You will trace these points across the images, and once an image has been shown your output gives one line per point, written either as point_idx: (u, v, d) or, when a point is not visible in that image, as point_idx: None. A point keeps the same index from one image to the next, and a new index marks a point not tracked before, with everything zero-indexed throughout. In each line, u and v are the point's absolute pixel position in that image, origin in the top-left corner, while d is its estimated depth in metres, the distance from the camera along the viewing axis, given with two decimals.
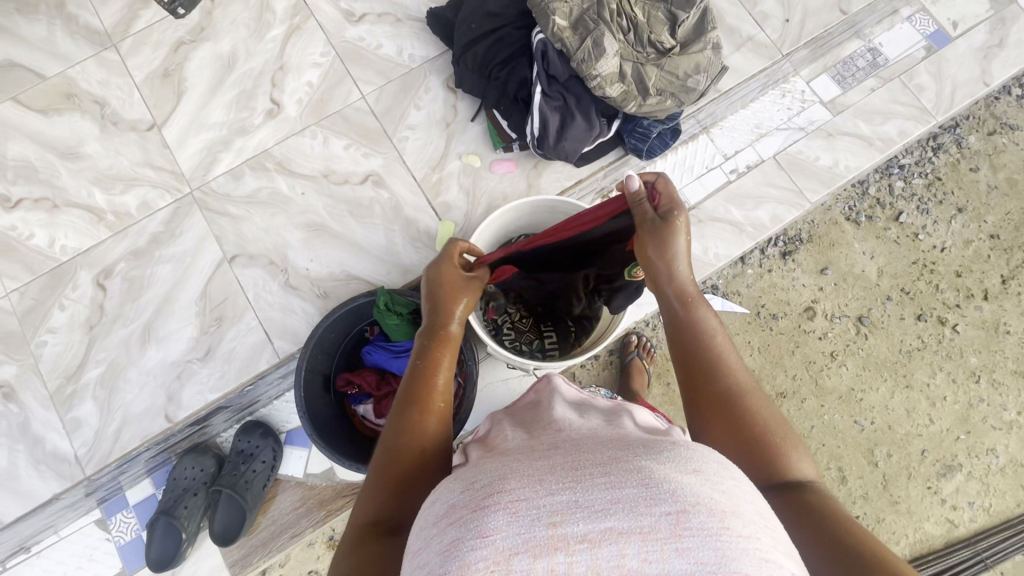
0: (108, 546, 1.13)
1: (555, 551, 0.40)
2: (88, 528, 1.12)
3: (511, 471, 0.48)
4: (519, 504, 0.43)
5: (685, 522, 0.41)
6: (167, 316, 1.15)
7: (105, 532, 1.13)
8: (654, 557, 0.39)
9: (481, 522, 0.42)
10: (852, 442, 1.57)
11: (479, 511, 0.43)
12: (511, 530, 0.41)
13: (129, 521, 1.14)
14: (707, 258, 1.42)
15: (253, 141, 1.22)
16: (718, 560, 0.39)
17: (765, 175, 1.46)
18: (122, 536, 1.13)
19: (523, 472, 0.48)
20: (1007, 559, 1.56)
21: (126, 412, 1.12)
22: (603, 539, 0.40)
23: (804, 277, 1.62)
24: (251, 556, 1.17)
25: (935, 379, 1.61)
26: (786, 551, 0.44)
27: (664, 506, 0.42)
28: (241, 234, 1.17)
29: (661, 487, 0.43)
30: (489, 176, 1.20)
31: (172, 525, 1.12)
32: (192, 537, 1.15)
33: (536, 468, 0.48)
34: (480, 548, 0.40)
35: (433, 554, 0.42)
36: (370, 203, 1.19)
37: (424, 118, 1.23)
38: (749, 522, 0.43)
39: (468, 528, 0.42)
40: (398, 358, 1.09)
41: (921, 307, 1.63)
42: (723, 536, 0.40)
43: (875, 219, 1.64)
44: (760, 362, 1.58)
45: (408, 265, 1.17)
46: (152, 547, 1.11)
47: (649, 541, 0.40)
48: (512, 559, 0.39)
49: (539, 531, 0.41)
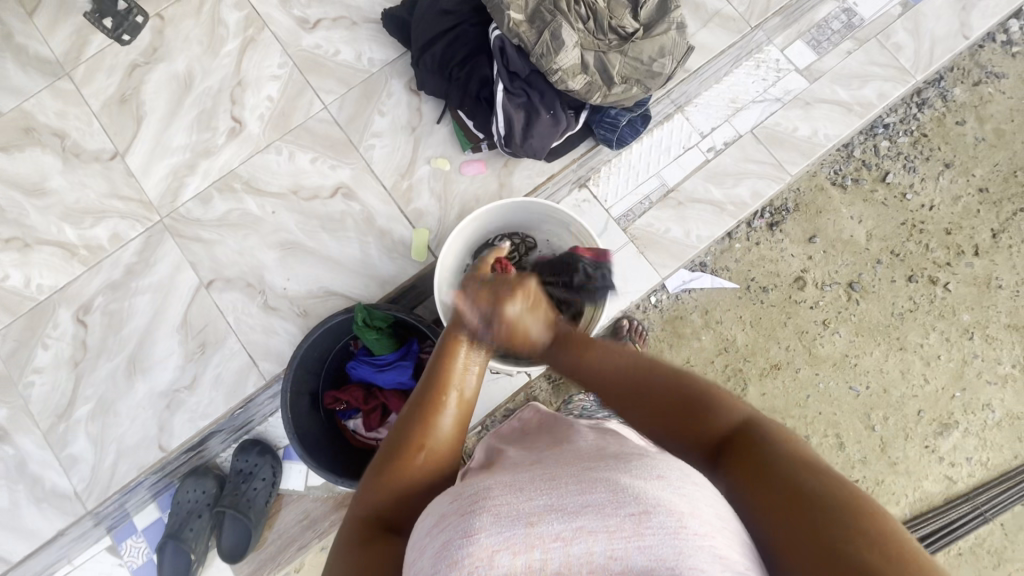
0: (122, 571, 1.16)
1: (532, 548, 0.47)
2: (100, 555, 1.15)
3: (495, 483, 0.56)
4: (502, 507, 0.51)
5: (648, 521, 0.47)
6: (150, 346, 1.15)
7: (117, 558, 1.16)
8: (619, 554, 0.46)
9: (467, 524, 0.49)
10: (848, 407, 1.58)
11: (466, 515, 0.50)
12: (493, 529, 0.48)
13: (140, 545, 1.18)
14: (689, 241, 1.40)
15: (218, 162, 1.20)
16: (676, 557, 0.45)
17: (743, 151, 1.43)
18: (134, 561, 1.17)
19: (507, 482, 0.55)
20: (1006, 511, 1.59)
21: (119, 445, 1.13)
22: (574, 537, 0.48)
23: (792, 247, 1.61)
24: (264, 568, 1.22)
25: (928, 339, 1.61)
26: (745, 551, 0.49)
27: (628, 507, 0.48)
28: (216, 258, 1.16)
29: (627, 492, 0.50)
30: (459, 179, 1.18)
31: (181, 548, 1.16)
32: (202, 556, 1.20)
33: (518, 480, 0.56)
34: (467, 545, 0.47)
35: (428, 556, 0.49)
36: (342, 216, 1.17)
37: (389, 124, 1.20)
38: (707, 522, 0.48)
39: (456, 530, 0.49)
40: (382, 371, 1.08)
41: (911, 268, 1.62)
42: (681, 535, 0.46)
43: (861, 181, 1.62)
44: (752, 336, 1.58)
45: (385, 276, 1.16)
46: (164, 568, 1.15)
47: (614, 538, 0.47)
48: (495, 555, 0.46)
49: (518, 530, 0.49)
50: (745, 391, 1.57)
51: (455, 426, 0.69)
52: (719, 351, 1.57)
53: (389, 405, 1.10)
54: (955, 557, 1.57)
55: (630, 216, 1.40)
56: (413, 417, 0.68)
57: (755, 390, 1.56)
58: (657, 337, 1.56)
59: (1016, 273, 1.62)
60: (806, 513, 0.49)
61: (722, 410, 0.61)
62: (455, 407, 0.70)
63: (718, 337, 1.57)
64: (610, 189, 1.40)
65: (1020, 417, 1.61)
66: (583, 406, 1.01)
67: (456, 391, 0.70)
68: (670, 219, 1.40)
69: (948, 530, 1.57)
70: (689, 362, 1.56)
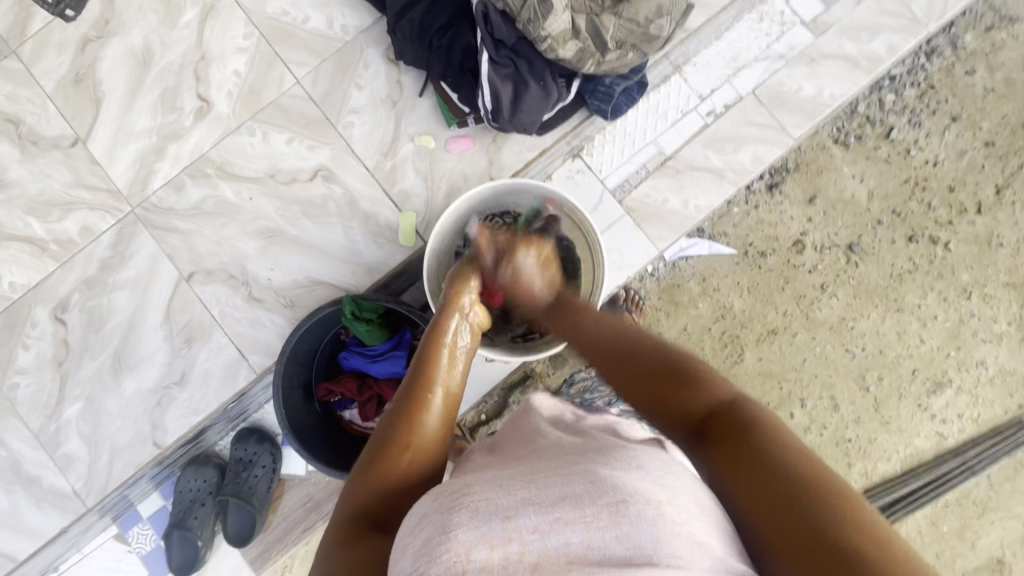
0: (131, 557, 1.18)
1: (509, 541, 0.46)
2: (108, 543, 1.17)
3: (475, 481, 0.55)
4: (481, 503, 0.50)
5: (625, 510, 0.47)
6: (134, 343, 1.11)
7: (125, 545, 1.18)
8: (597, 543, 0.46)
9: (445, 521, 0.48)
10: (844, 368, 1.59)
11: (445, 512, 0.50)
12: (470, 525, 0.47)
13: (147, 532, 1.19)
14: (688, 212, 1.35)
15: (188, 145, 1.12)
16: (654, 544, 0.45)
17: (745, 114, 1.35)
18: (143, 547, 1.19)
19: (487, 479, 0.55)
20: (994, 464, 1.63)
21: (113, 444, 1.11)
22: (552, 530, 0.47)
23: (792, 210, 1.57)
24: (269, 551, 1.26)
25: (926, 300, 1.59)
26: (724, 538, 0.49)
27: (607, 497, 0.48)
28: (194, 249, 1.11)
29: (605, 483, 0.49)
30: (446, 157, 1.11)
31: (188, 535, 1.18)
32: (208, 541, 1.22)
33: (499, 476, 0.55)
34: (444, 540, 0.47)
35: (408, 556, 0.48)
36: (324, 200, 1.11)
37: (367, 98, 1.12)
38: (684, 510, 0.49)
39: (435, 528, 0.48)
40: (375, 362, 1.06)
41: (912, 227, 1.58)
42: (659, 522, 0.46)
43: (865, 138, 1.57)
44: (750, 302, 1.56)
45: (373, 263, 1.11)
46: (173, 554, 1.18)
47: (592, 529, 0.46)
48: (472, 549, 0.45)
49: (496, 524, 0.48)
50: (742, 358, 1.56)
51: (441, 423, 0.67)
52: (716, 318, 1.55)
53: (384, 394, 1.08)
54: (942, 508, 1.63)
55: (626, 187, 1.35)
56: (397, 416, 0.66)
57: (751, 356, 1.56)
58: (654, 306, 1.55)
59: (1018, 230, 1.59)
60: (776, 485, 0.49)
61: (700, 390, 0.61)
62: (441, 406, 0.68)
63: (715, 304, 1.55)
64: (605, 159, 1.34)
65: (1013, 373, 1.62)
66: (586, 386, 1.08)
67: (440, 388, 0.69)
68: (668, 189, 1.35)
69: (937, 484, 1.62)
70: (686, 331, 1.55)
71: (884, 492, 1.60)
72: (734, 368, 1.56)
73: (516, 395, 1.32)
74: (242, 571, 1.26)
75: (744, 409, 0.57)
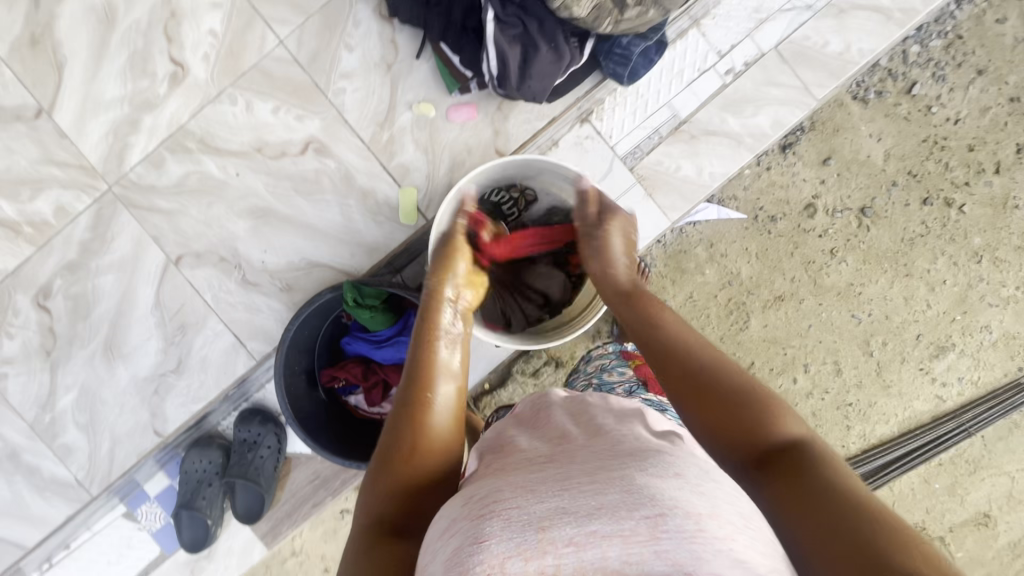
0: (142, 534, 1.20)
1: (544, 554, 0.44)
2: (118, 521, 1.19)
3: (504, 483, 0.51)
4: (513, 511, 0.47)
5: (663, 524, 0.44)
6: (124, 331, 1.05)
7: (135, 523, 1.20)
8: (635, 558, 0.43)
9: (478, 531, 0.46)
10: (849, 335, 1.58)
11: (476, 520, 0.47)
12: (503, 537, 0.45)
13: (155, 511, 1.21)
14: (702, 179, 1.28)
15: (164, 116, 1.02)
16: (693, 561, 0.42)
17: (766, 72, 1.26)
18: (153, 524, 1.21)
19: (518, 481, 0.51)
20: (989, 425, 1.65)
21: (112, 433, 1.07)
22: (587, 543, 0.44)
23: (805, 171, 1.52)
24: (279, 527, 1.27)
25: (935, 265, 1.56)
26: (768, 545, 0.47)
27: (644, 509, 0.44)
28: (181, 230, 1.04)
29: (642, 492, 0.46)
30: (447, 127, 1.03)
31: (197, 514, 1.19)
32: (218, 519, 1.23)
33: (527, 478, 0.51)
34: (478, 553, 0.44)
35: (438, 561, 0.47)
36: (317, 176, 1.03)
37: (359, 61, 1.02)
38: (727, 524, 0.45)
39: (468, 538, 0.46)
40: (380, 348, 1.02)
41: (927, 189, 1.52)
42: (698, 539, 0.43)
43: (885, 93, 1.50)
44: (757, 268, 1.53)
45: (372, 243, 1.04)
46: (183, 533, 1.19)
47: (629, 543, 0.43)
48: (506, 562, 0.43)
49: (530, 535, 0.45)
50: (747, 325, 1.55)
51: (449, 419, 0.64)
52: (723, 285, 1.53)
53: (389, 379, 1.04)
54: (935, 467, 1.67)
55: (637, 154, 1.27)
56: (401, 418, 0.63)
57: (758, 323, 1.54)
58: (659, 272, 1.53)
59: None
60: (851, 539, 0.46)
61: (769, 423, 0.56)
62: (446, 401, 0.65)
63: (722, 271, 1.52)
64: (615, 124, 1.25)
65: (1017, 336, 1.61)
66: (602, 363, 0.96)
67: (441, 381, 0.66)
68: (682, 155, 1.27)
69: (932, 444, 1.64)
70: (691, 298, 1.53)
71: (881, 453, 1.63)
72: (740, 336, 1.55)
73: (520, 365, 1.30)
74: (253, 546, 1.27)
75: (821, 457, 0.53)
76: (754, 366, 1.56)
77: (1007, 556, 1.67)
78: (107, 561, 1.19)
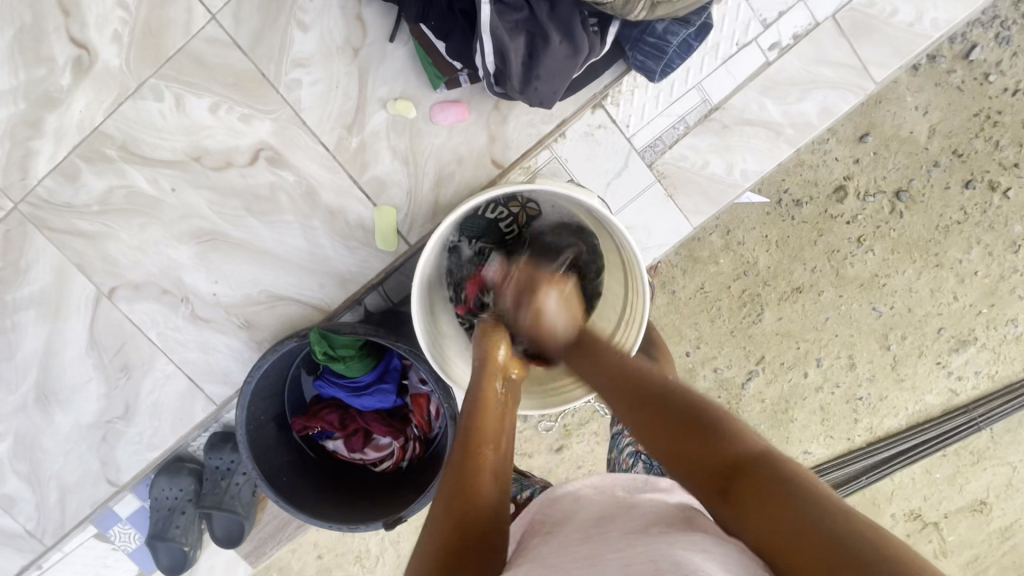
0: (117, 554, 1.06)
1: None
2: (90, 542, 1.03)
3: (536, 564, 0.48)
4: None
5: None
6: (57, 373, 0.90)
7: (109, 542, 1.05)
8: None
9: None
10: (867, 330, 1.33)
11: None
12: None
13: (129, 531, 1.05)
14: (732, 178, 1.06)
15: (73, 116, 0.81)
16: None
17: (817, 47, 1.03)
18: (128, 544, 1.06)
19: (547, 563, 0.47)
20: (1005, 419, 1.39)
21: (60, 483, 0.96)
22: None
23: (839, 148, 1.26)
24: (264, 546, 1.18)
25: (969, 255, 1.29)
26: None
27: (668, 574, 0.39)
28: (110, 257, 0.86)
29: (665, 559, 0.41)
30: (431, 132, 0.84)
31: (171, 543, 1.03)
32: (197, 542, 1.08)
33: (561, 557, 0.47)
34: None
35: None
36: (272, 191, 0.84)
37: (317, 43, 0.80)
38: None
39: None
40: (360, 396, 0.90)
41: (971, 170, 1.26)
42: None
43: (939, 58, 1.23)
44: (776, 258, 1.30)
45: (346, 273, 0.88)
46: (160, 558, 1.05)
47: None
48: None
49: None
50: (761, 319, 1.32)
51: (496, 477, 0.56)
52: (737, 276, 1.31)
53: (372, 429, 0.93)
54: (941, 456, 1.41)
55: (657, 147, 1.03)
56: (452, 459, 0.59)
57: (772, 316, 1.32)
58: (670, 261, 1.31)
59: None
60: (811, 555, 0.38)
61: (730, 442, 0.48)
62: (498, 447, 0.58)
63: (737, 260, 1.30)
64: (634, 110, 1.00)
65: None
66: None
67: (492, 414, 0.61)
68: (711, 149, 1.05)
69: (938, 442, 1.39)
70: (702, 290, 1.31)
71: (887, 446, 1.39)
72: (751, 330, 1.33)
73: None
74: (238, 565, 1.19)
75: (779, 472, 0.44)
76: (764, 361, 1.35)
77: (1002, 543, 1.45)
78: None
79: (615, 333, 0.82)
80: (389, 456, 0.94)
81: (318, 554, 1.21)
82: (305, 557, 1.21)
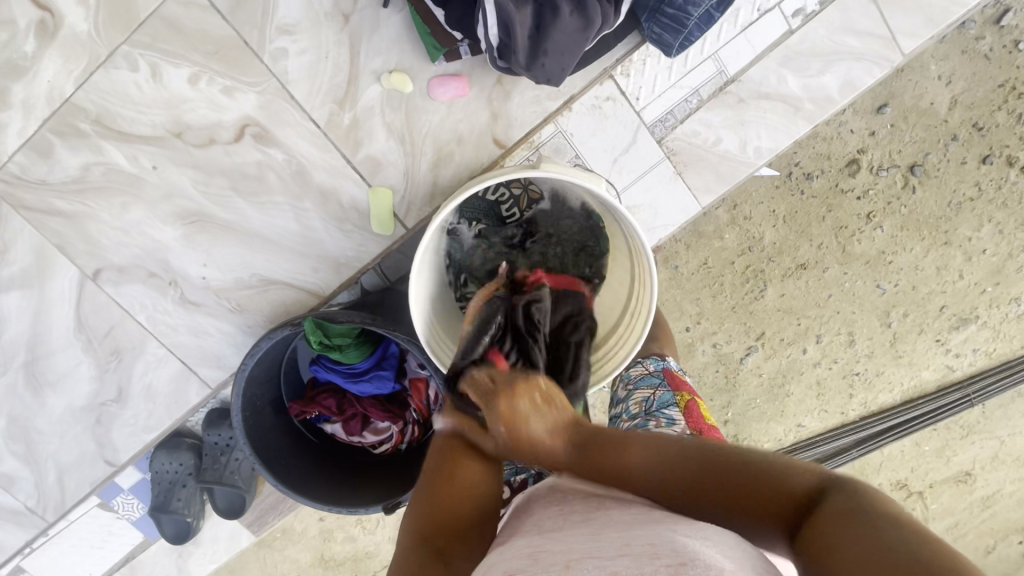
0: (122, 522, 1.07)
1: None
2: (93, 511, 1.03)
3: (538, 536, 0.46)
4: (542, 552, 0.43)
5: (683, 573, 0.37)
6: (46, 355, 0.88)
7: (112, 512, 1.05)
8: None
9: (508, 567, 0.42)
10: (869, 307, 1.31)
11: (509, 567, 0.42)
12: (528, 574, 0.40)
13: (132, 501, 1.05)
14: (745, 155, 1.01)
15: (41, 86, 0.75)
16: None
17: (841, 11, 0.96)
18: (132, 513, 1.06)
19: (547, 535, 0.46)
20: (994, 396, 1.39)
21: (57, 462, 0.96)
22: None
23: (854, 120, 1.20)
24: (266, 516, 1.17)
25: (980, 233, 1.26)
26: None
27: (665, 559, 0.38)
28: (92, 239, 0.81)
29: (665, 544, 0.40)
30: (428, 107, 0.78)
31: (174, 514, 1.03)
32: (200, 511, 1.08)
33: (561, 530, 0.46)
34: None
35: None
36: (259, 170, 0.79)
37: (303, 7, 0.74)
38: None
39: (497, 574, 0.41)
40: (357, 381, 0.89)
41: (991, 145, 1.20)
42: None
43: (969, 24, 1.15)
44: (783, 234, 1.26)
45: (340, 257, 0.84)
46: (165, 527, 1.05)
47: None
48: None
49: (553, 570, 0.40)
50: (762, 295, 1.30)
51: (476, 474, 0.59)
52: (742, 251, 1.27)
53: (370, 414, 0.92)
54: (931, 430, 1.43)
55: (668, 121, 0.97)
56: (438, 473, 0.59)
57: (774, 292, 1.30)
58: (674, 235, 1.27)
59: None
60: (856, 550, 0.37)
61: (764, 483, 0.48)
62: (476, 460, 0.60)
63: (743, 235, 1.26)
64: (645, 82, 0.94)
65: None
66: (644, 401, 0.80)
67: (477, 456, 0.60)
68: (724, 124, 0.99)
69: (930, 418, 1.39)
70: (706, 266, 1.28)
71: (879, 421, 1.40)
72: (753, 306, 1.31)
73: None
74: (240, 533, 1.17)
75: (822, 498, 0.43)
76: (764, 337, 1.33)
77: (982, 512, 1.48)
78: (91, 544, 1.07)
79: (620, 324, 0.79)
80: (388, 439, 0.93)
81: (320, 522, 1.23)
82: (306, 519, 1.22)
